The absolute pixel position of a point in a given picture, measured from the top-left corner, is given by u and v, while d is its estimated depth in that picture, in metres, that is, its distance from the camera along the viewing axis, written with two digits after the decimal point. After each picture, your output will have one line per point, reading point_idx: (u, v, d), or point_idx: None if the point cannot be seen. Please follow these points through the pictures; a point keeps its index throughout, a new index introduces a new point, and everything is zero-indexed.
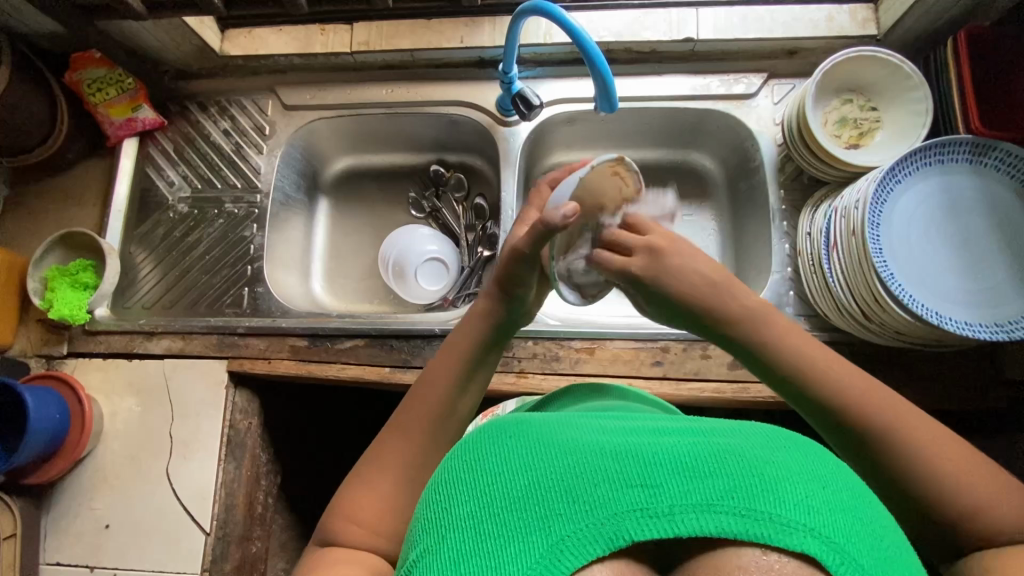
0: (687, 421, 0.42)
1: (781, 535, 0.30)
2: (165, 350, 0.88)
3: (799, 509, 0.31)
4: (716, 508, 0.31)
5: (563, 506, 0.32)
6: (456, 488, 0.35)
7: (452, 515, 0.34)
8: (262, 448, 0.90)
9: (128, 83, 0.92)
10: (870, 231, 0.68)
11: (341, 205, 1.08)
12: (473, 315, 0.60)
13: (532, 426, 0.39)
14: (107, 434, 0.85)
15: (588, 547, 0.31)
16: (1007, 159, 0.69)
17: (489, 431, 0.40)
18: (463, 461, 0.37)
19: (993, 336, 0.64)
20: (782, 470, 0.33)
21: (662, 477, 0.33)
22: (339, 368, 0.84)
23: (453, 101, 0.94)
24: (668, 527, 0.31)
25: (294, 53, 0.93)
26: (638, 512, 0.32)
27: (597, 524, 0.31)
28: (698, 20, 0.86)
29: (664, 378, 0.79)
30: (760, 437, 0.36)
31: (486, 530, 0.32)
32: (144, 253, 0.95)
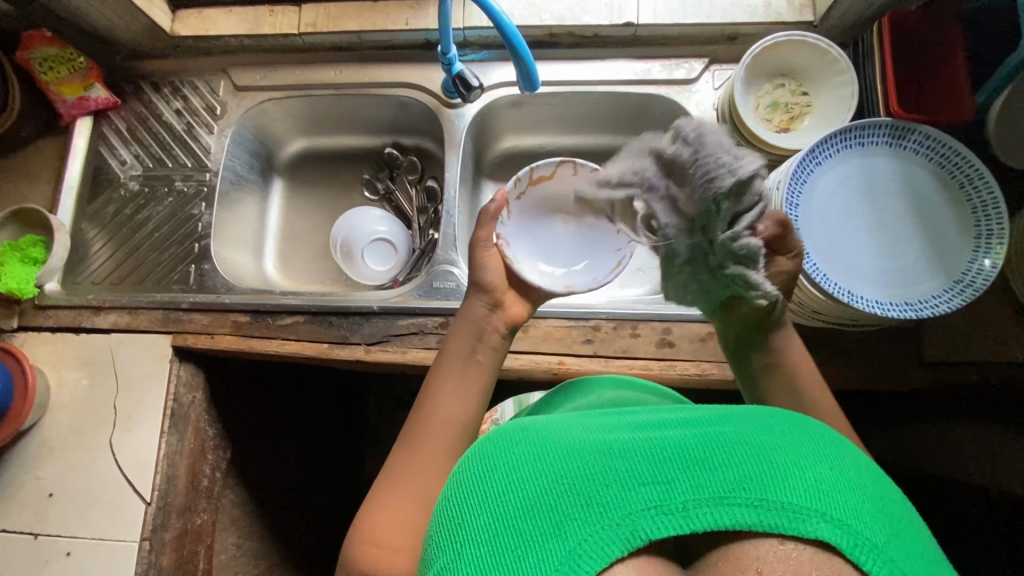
0: (692, 412, 0.45)
1: (793, 520, 0.34)
2: (112, 324, 0.89)
3: (809, 494, 0.35)
4: (728, 500, 0.35)
5: (580, 512, 0.35)
6: (473, 502, 0.39)
7: (475, 530, 0.38)
8: (207, 423, 0.92)
9: (80, 62, 0.94)
10: (788, 212, 0.69)
11: (295, 187, 1.09)
12: (455, 333, 0.65)
13: (545, 436, 0.43)
14: (53, 406, 0.87)
15: (608, 548, 0.34)
16: (927, 142, 0.70)
17: (504, 443, 0.43)
18: (484, 475, 0.41)
19: (901, 314, 0.65)
20: (786, 458, 0.37)
21: (672, 475, 0.36)
22: (278, 343, 0.85)
23: (400, 83, 0.95)
24: (683, 522, 0.35)
25: (243, 34, 0.94)
26: (653, 509, 0.35)
27: (614, 526, 0.35)
28: (639, 5, 0.88)
29: (595, 356, 0.80)
30: (760, 428, 0.40)
31: (510, 542, 0.36)
32: (96, 230, 0.96)
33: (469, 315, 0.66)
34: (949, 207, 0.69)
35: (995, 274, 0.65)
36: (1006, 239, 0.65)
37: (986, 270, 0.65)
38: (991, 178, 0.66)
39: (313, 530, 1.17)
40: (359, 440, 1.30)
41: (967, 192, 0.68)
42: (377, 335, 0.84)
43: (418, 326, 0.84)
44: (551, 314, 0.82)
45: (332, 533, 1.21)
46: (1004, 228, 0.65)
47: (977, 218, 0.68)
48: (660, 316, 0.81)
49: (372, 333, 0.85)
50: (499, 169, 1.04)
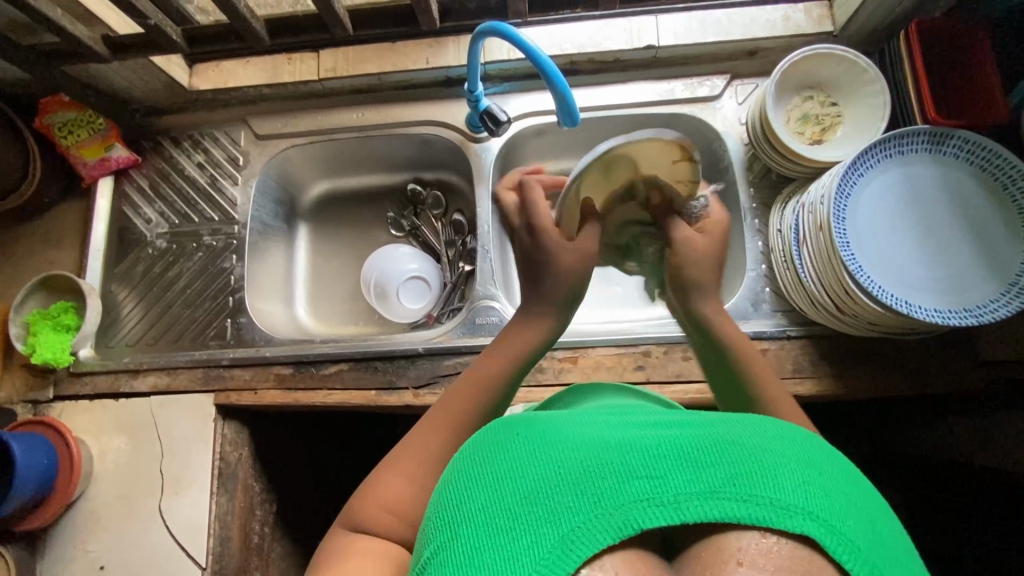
0: (682, 414, 0.42)
1: (784, 518, 0.31)
2: (151, 387, 0.88)
3: (798, 492, 0.32)
4: (720, 494, 0.32)
5: (566, 498, 0.32)
6: (455, 489, 0.36)
7: (454, 517, 0.34)
8: (254, 478, 0.91)
9: (100, 123, 0.94)
10: (836, 226, 0.69)
11: (319, 229, 1.08)
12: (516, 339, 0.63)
13: (528, 424, 0.39)
14: (98, 475, 0.85)
15: (596, 537, 0.31)
16: (966, 147, 0.70)
17: (488, 434, 0.40)
18: (466, 461, 0.38)
19: (963, 322, 0.65)
20: (779, 456, 0.34)
21: (663, 468, 0.33)
22: (325, 393, 0.84)
23: (423, 120, 0.95)
24: (674, 514, 0.31)
25: (263, 84, 0.93)
26: (643, 502, 0.32)
27: (604, 515, 0.31)
28: (658, 27, 0.88)
29: (648, 382, 0.80)
30: (756, 427, 0.37)
31: (496, 527, 0.32)
32: (126, 291, 0.95)
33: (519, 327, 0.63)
34: (987, 209, 0.70)
35: None
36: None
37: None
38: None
39: None
40: None
41: (1010, 194, 0.68)
42: (424, 377, 0.83)
43: (463, 365, 0.83)
44: (598, 342, 0.82)
45: None
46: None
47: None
48: None
49: (418, 376, 0.83)
50: None
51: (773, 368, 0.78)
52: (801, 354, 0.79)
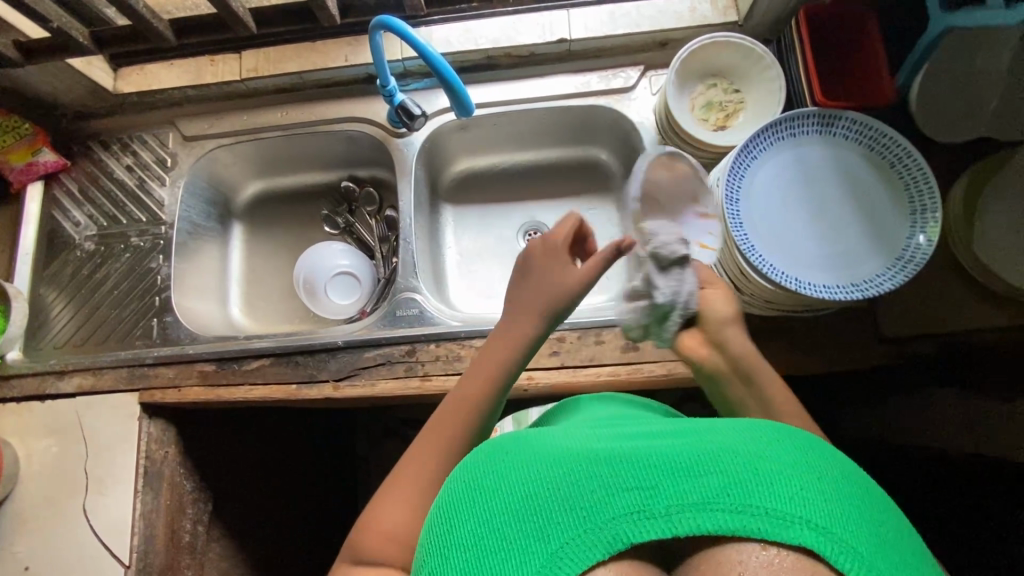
0: (681, 424, 0.46)
1: (778, 528, 0.34)
2: (76, 388, 0.89)
3: (793, 501, 0.35)
4: (711, 506, 0.35)
5: (563, 515, 0.36)
6: (455, 509, 0.40)
7: (456, 538, 0.38)
8: (184, 476, 0.91)
9: (26, 128, 0.94)
10: (729, 207, 0.71)
11: (255, 228, 1.09)
12: (511, 337, 0.59)
13: (529, 443, 0.43)
14: (23, 477, 0.86)
15: (590, 551, 0.35)
16: (854, 127, 0.72)
17: (486, 454, 0.44)
18: (469, 478, 0.42)
19: (847, 296, 0.66)
20: (773, 465, 0.37)
21: (656, 479, 0.37)
22: (246, 389, 0.85)
23: (346, 117, 0.96)
24: (666, 527, 0.35)
25: (187, 85, 0.95)
26: (635, 514, 0.35)
27: (596, 529, 0.35)
28: (570, 21, 0.90)
29: (562, 368, 0.81)
30: (750, 436, 0.40)
31: (494, 545, 0.36)
32: (55, 293, 0.95)
33: (514, 324, 0.59)
34: (879, 187, 0.72)
35: (931, 249, 0.66)
36: (938, 212, 0.67)
37: (922, 246, 0.67)
38: (920, 157, 0.68)
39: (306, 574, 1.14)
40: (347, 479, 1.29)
41: (897, 171, 0.70)
42: (344, 370, 0.84)
43: (384, 357, 0.84)
44: None
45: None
46: (936, 202, 0.67)
47: (911, 196, 0.70)
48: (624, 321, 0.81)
49: (339, 369, 0.84)
50: (455, 192, 1.07)
51: None
52: None
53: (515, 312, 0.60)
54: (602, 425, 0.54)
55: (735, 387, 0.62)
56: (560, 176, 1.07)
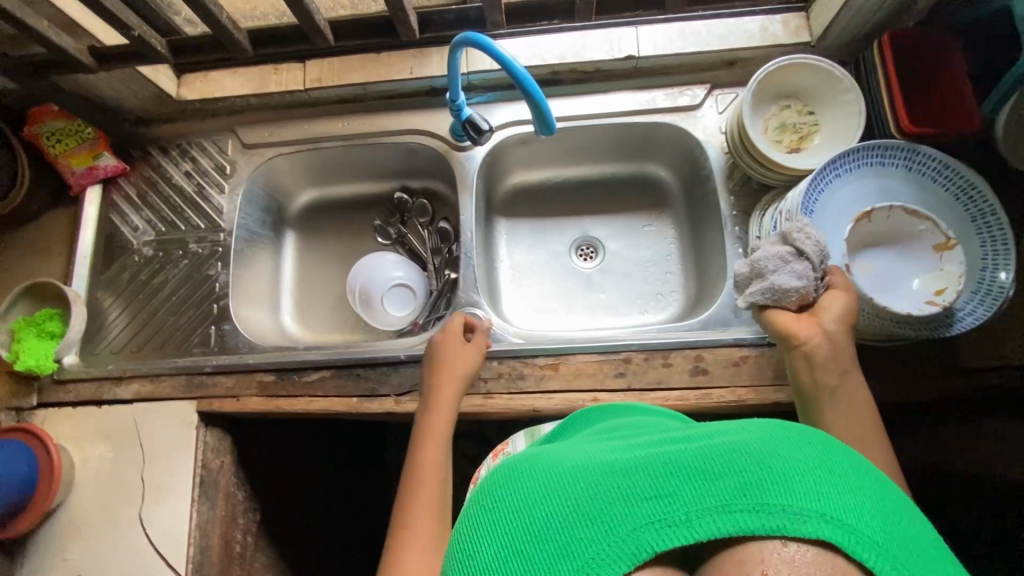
0: (695, 430, 0.44)
1: (796, 523, 0.33)
2: (134, 394, 0.88)
3: (809, 496, 0.34)
4: (730, 508, 0.34)
5: (582, 531, 0.35)
6: (479, 536, 0.39)
7: (482, 563, 0.37)
8: (237, 486, 0.90)
9: (88, 132, 0.95)
10: (804, 220, 0.71)
11: (308, 237, 1.09)
12: (465, 352, 0.79)
13: (545, 464, 0.43)
14: (78, 484, 0.85)
15: (613, 566, 0.33)
16: (943, 172, 0.70)
17: (506, 479, 0.44)
18: (488, 507, 0.41)
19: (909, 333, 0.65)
20: (788, 459, 0.36)
21: (674, 487, 0.35)
22: (307, 400, 0.84)
23: (407, 129, 0.96)
24: (687, 533, 0.34)
25: (250, 94, 0.95)
26: (655, 523, 0.34)
27: (617, 543, 0.34)
28: (638, 38, 0.89)
29: (628, 390, 0.79)
30: (765, 431, 0.39)
31: (516, 568, 0.35)
32: (111, 298, 0.95)
33: (441, 396, 0.74)
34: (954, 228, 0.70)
35: (1002, 303, 0.64)
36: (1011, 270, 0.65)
37: (1002, 283, 0.65)
38: (1003, 216, 0.66)
39: None
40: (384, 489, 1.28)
41: (977, 226, 0.68)
42: (405, 385, 0.83)
43: None
44: (579, 349, 0.82)
45: None
46: (1010, 262, 0.65)
47: (986, 251, 0.67)
48: (692, 343, 0.80)
49: (400, 383, 0.84)
50: (510, 205, 1.06)
51: (753, 375, 0.78)
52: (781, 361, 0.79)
53: (435, 396, 0.75)
54: (622, 436, 0.53)
55: (826, 371, 0.61)
56: (616, 193, 1.05)
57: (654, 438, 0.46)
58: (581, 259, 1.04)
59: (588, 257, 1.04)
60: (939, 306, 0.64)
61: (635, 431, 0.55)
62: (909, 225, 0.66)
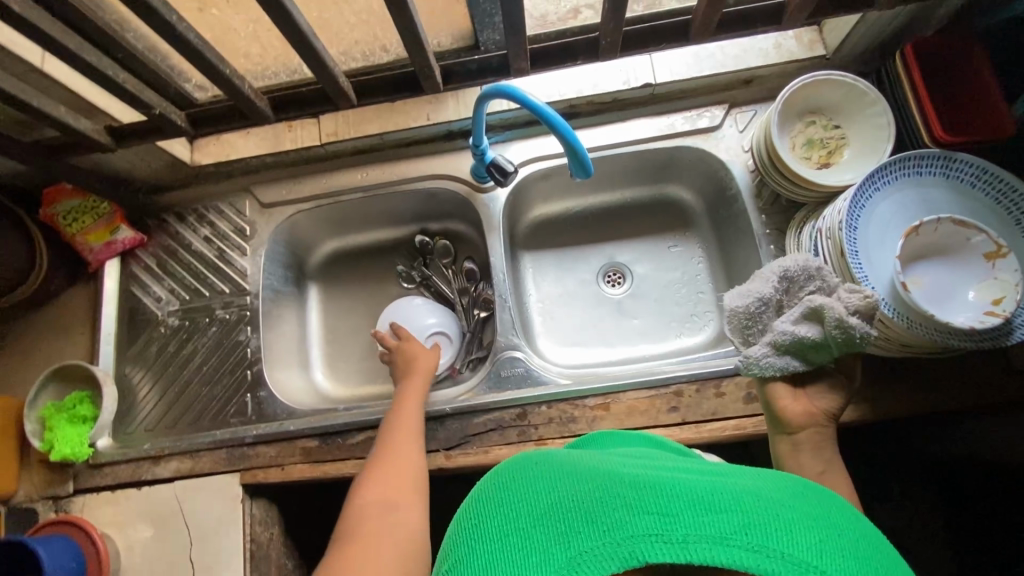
0: (713, 466, 0.47)
1: (790, 571, 0.36)
2: (175, 471, 0.86)
3: (809, 551, 0.37)
4: (729, 541, 0.36)
5: (583, 527, 0.38)
6: (487, 513, 0.43)
7: (485, 532, 0.42)
8: (287, 557, 0.87)
9: (103, 208, 0.93)
10: (848, 236, 0.70)
11: (332, 288, 1.07)
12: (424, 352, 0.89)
13: (559, 459, 0.46)
14: (125, 571, 0.82)
15: (604, 563, 0.37)
16: (983, 178, 0.70)
17: (520, 465, 0.47)
18: (500, 489, 0.45)
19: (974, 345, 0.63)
20: (793, 515, 0.39)
21: (676, 508, 0.38)
22: (354, 463, 0.82)
23: (428, 175, 0.95)
24: (682, 553, 0.36)
25: (265, 153, 0.94)
26: (652, 537, 0.37)
27: (614, 544, 0.37)
28: (653, 65, 0.89)
29: (683, 424, 0.78)
30: (779, 487, 0.42)
31: (515, 542, 0.40)
32: (140, 372, 0.93)
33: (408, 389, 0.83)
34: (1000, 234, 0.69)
35: None
36: None
37: None
38: None
39: None
40: None
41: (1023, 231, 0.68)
42: (454, 438, 0.82)
43: (494, 422, 0.81)
44: (629, 386, 0.80)
45: None
46: None
47: None
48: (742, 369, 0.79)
49: (448, 437, 0.82)
50: (533, 238, 1.05)
51: None
52: None
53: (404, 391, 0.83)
54: (642, 454, 0.55)
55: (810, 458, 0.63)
56: (640, 217, 1.04)
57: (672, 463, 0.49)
58: (609, 286, 1.02)
59: (616, 283, 1.02)
60: (999, 317, 0.62)
61: (650, 451, 0.57)
62: (960, 236, 0.65)
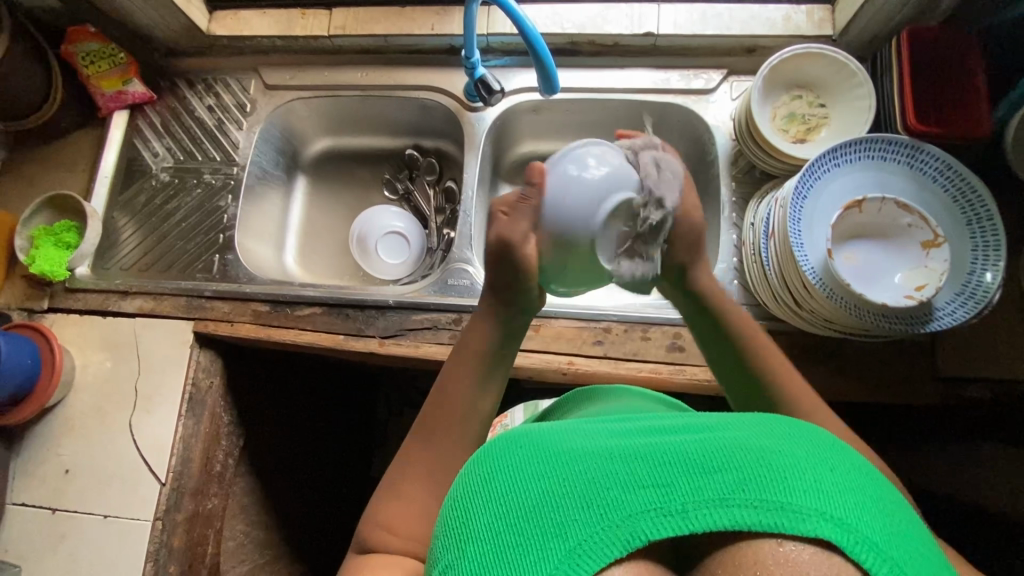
0: (691, 419, 0.44)
1: (795, 522, 0.33)
2: (137, 309, 0.92)
3: (810, 494, 0.34)
4: (727, 503, 0.34)
5: (576, 513, 0.35)
6: (474, 505, 0.39)
7: (476, 534, 0.37)
8: (223, 409, 0.94)
9: (121, 57, 0.98)
10: (794, 203, 0.70)
11: (319, 183, 1.12)
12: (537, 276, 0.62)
13: (539, 437, 0.42)
14: (77, 385, 0.90)
15: (606, 550, 0.34)
16: (944, 173, 0.70)
17: (501, 444, 0.43)
18: (481, 477, 0.41)
19: (891, 327, 0.65)
20: (787, 459, 0.36)
21: (672, 477, 0.36)
22: (296, 333, 0.88)
23: (423, 86, 0.98)
24: (683, 523, 0.34)
25: (276, 35, 0.98)
26: (651, 511, 0.34)
27: (614, 527, 0.34)
28: (659, 16, 0.90)
29: (605, 358, 0.81)
30: (761, 428, 0.39)
31: (509, 542, 0.36)
32: (126, 218, 1.00)
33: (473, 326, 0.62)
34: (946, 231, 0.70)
35: (996, 290, 0.64)
36: (991, 276, 0.65)
37: (987, 286, 0.65)
38: (1000, 222, 0.65)
39: (316, 522, 1.18)
40: (368, 438, 1.31)
41: (972, 231, 0.68)
42: (391, 328, 0.86)
43: (431, 322, 0.86)
44: (562, 314, 0.83)
45: (339, 525, 1.23)
46: (998, 266, 0.65)
47: (976, 256, 0.67)
48: (672, 320, 0.81)
49: (386, 327, 0.86)
50: (517, 173, 1.05)
51: None
52: None
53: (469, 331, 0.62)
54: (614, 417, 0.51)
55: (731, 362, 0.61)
56: None
57: (648, 422, 0.45)
58: None
59: None
60: (916, 301, 0.64)
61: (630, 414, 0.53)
62: (898, 219, 0.67)
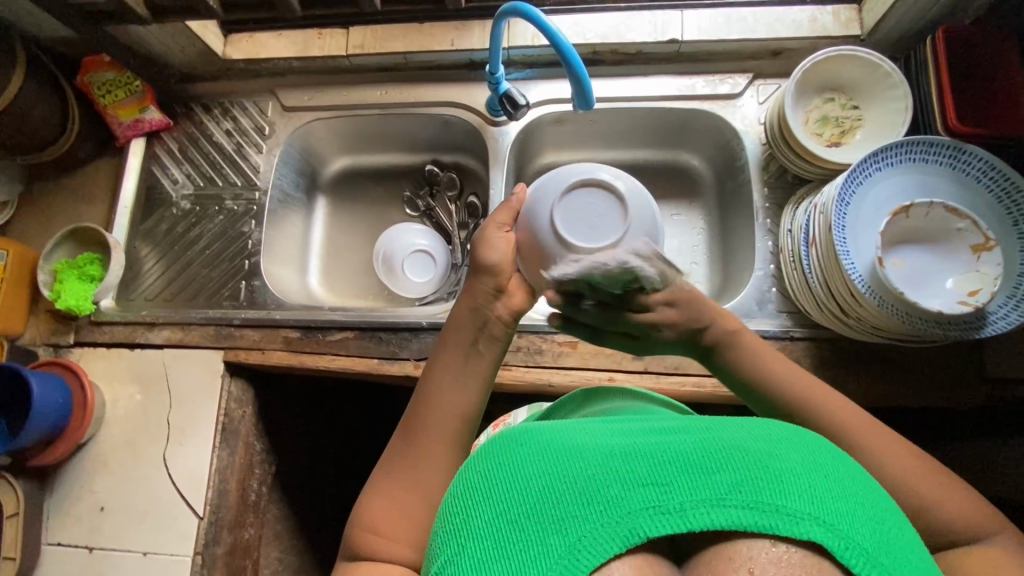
0: (689, 419, 0.42)
1: (789, 524, 0.32)
2: (165, 340, 0.91)
3: (803, 499, 0.33)
4: (724, 502, 0.33)
5: (579, 509, 0.33)
6: (471, 498, 0.37)
7: (473, 529, 0.35)
8: (255, 437, 0.93)
9: (136, 85, 0.96)
10: (837, 210, 0.69)
11: (339, 202, 1.11)
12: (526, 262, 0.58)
13: (540, 431, 0.40)
14: (108, 420, 0.89)
15: (607, 544, 0.32)
16: (988, 173, 0.68)
17: (496, 440, 0.41)
18: (477, 470, 0.38)
19: (945, 334, 0.64)
20: (787, 464, 0.35)
21: (671, 476, 0.34)
22: (328, 358, 0.87)
23: (443, 102, 0.97)
24: (681, 521, 0.32)
25: (293, 56, 0.97)
26: (651, 508, 0.33)
27: (615, 522, 0.32)
28: (683, 22, 0.88)
29: (645, 372, 0.80)
30: (758, 429, 0.38)
31: (509, 537, 0.33)
32: (148, 248, 0.99)
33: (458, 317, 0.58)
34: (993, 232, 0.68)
35: None
36: None
37: None
38: None
39: None
40: None
41: (1019, 232, 0.66)
42: (425, 350, 0.85)
43: None
44: None
45: None
46: None
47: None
48: None
49: (420, 349, 0.85)
50: None
51: None
52: (804, 355, 0.78)
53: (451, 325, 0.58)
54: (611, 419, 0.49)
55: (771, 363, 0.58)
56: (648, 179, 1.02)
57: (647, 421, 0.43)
58: None
59: None
60: (971, 307, 0.63)
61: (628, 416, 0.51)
62: (948, 223, 0.66)
